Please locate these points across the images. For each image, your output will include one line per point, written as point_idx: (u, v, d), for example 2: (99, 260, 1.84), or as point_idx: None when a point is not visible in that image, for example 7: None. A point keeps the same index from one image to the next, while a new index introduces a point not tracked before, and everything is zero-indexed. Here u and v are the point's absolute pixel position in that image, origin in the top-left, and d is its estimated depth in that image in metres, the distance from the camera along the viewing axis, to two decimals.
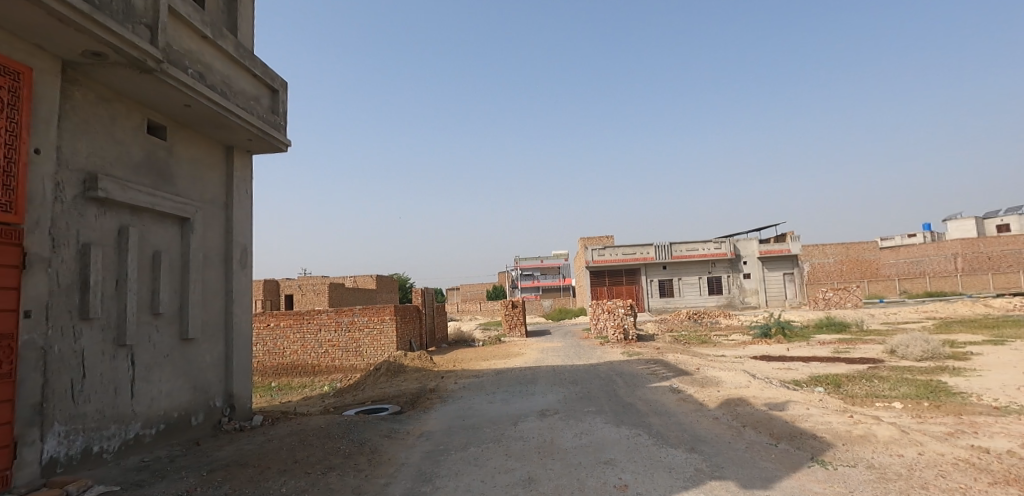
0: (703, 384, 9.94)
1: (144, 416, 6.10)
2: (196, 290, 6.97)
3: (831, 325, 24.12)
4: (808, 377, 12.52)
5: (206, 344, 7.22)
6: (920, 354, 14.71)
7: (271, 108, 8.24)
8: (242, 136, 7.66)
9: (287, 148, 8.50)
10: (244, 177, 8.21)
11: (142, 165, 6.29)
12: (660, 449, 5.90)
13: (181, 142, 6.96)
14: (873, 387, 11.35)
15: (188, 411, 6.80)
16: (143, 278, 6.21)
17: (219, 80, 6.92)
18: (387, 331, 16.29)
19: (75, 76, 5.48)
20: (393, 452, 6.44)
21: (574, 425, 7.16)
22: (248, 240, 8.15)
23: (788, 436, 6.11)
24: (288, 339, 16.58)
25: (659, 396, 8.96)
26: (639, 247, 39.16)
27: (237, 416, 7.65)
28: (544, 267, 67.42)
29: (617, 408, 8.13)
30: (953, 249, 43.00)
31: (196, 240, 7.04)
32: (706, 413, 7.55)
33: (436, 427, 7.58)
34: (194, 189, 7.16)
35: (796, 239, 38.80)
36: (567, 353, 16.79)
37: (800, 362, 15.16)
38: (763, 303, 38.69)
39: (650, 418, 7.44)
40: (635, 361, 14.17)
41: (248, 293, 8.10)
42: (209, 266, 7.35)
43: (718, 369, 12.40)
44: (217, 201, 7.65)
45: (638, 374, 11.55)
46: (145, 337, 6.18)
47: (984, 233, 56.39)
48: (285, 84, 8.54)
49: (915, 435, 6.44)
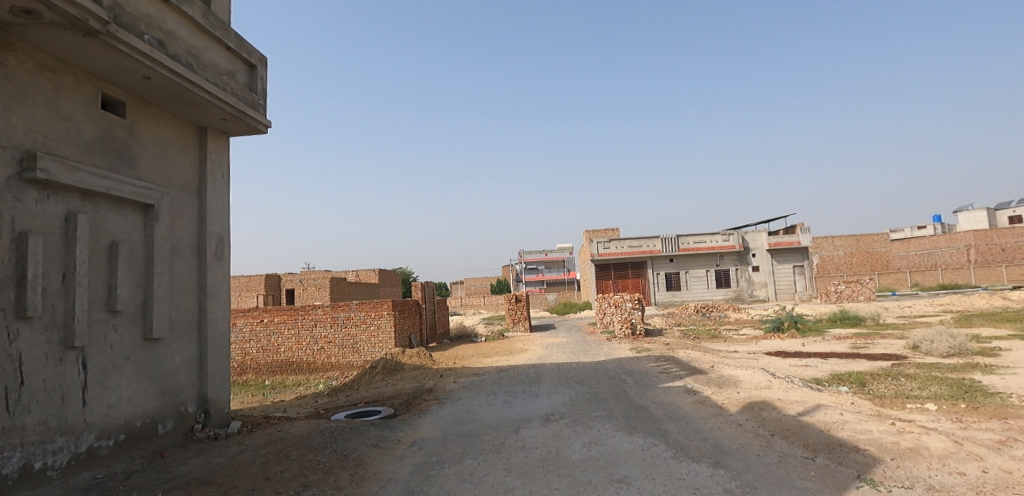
0: (721, 384, 9.24)
1: (100, 426, 5.44)
2: (163, 286, 6.28)
3: (846, 320, 23.29)
4: (830, 375, 11.79)
5: (176, 344, 6.54)
6: (946, 351, 13.91)
7: (249, 85, 7.54)
8: (215, 115, 6.96)
9: (268, 130, 7.79)
10: (220, 161, 7.52)
11: (96, 145, 5.60)
12: (681, 463, 5.20)
13: (144, 121, 6.27)
14: (901, 386, 10.60)
15: (155, 419, 6.14)
16: (96, 271, 5.52)
17: (184, 50, 6.22)
18: (385, 327, 15.61)
19: (8, 40, 4.81)
20: (380, 464, 5.77)
21: (583, 432, 6.45)
22: (224, 229, 7.45)
23: (825, 449, 5.39)
24: (282, 336, 15.95)
25: (673, 399, 8.23)
26: (645, 240, 38.40)
27: (212, 422, 6.98)
28: (548, 261, 67.08)
29: (629, 413, 7.40)
30: (967, 241, 41.71)
31: (162, 229, 6.34)
32: (728, 419, 6.82)
33: (430, 435, 6.88)
34: (160, 174, 6.47)
35: (807, 231, 37.91)
36: (573, 350, 16.04)
37: (819, 358, 14.40)
38: (772, 296, 37.88)
39: (666, 424, 6.73)
40: (646, 357, 13.45)
41: (226, 288, 7.42)
42: (177, 258, 6.66)
43: (733, 367, 11.67)
44: (189, 187, 6.97)
45: (648, 373, 10.82)
46: (100, 337, 5.50)
47: (996, 224, 55.19)
48: (264, 60, 7.84)
49: (970, 446, 5.73)
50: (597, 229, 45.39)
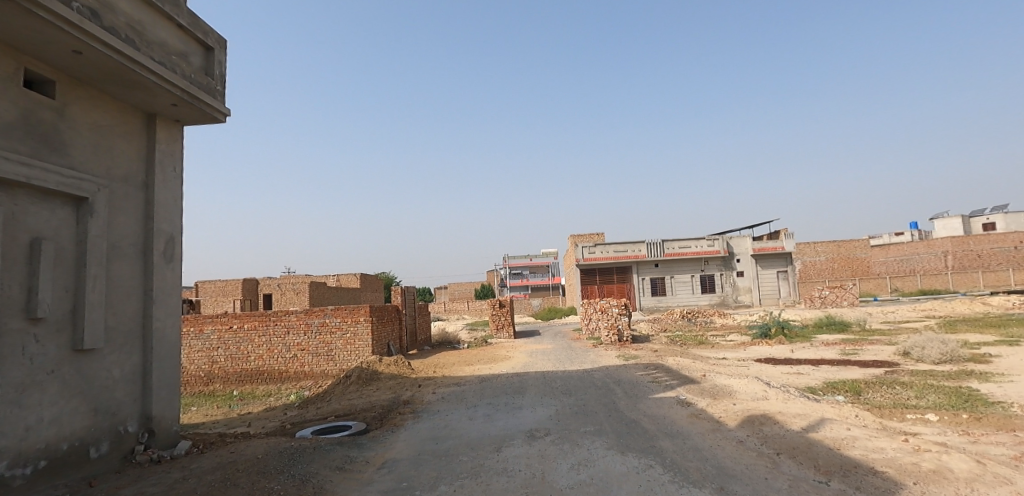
0: (715, 394, 8.71)
1: (15, 452, 4.76)
2: (97, 289, 5.62)
3: (832, 325, 23.03)
4: (824, 383, 11.34)
5: (114, 354, 5.84)
6: (938, 357, 13.58)
7: (204, 69, 6.87)
8: (164, 100, 6.28)
9: (226, 119, 7.11)
10: (172, 152, 6.82)
11: (17, 127, 4.95)
12: (681, 490, 4.65)
13: (78, 104, 5.60)
14: (897, 394, 10.16)
15: (86, 441, 5.45)
16: (13, 272, 4.89)
17: (124, 23, 5.58)
18: (362, 334, 14.84)
19: None
20: (342, 491, 5.11)
21: (570, 452, 5.86)
22: (175, 227, 6.74)
23: (839, 471, 4.87)
24: (253, 343, 15.11)
25: (667, 412, 7.65)
26: (630, 244, 38.05)
27: (156, 443, 6.27)
28: (533, 266, 66.58)
29: (620, 428, 6.80)
30: (944, 247, 42.34)
31: (98, 226, 5.67)
32: (726, 435, 6.28)
33: (402, 455, 6.22)
34: (98, 163, 5.80)
35: (790, 236, 37.90)
36: (558, 357, 15.45)
37: (810, 365, 13.98)
38: (756, 301, 37.79)
39: (660, 441, 6.17)
40: (634, 365, 12.90)
41: (177, 292, 6.72)
42: (117, 258, 5.96)
43: (726, 375, 11.16)
44: (135, 179, 6.28)
45: (638, 382, 10.26)
46: (16, 349, 4.85)
47: (971, 231, 56.09)
48: (223, 43, 7.18)
49: (991, 464, 5.26)
50: (582, 234, 45.05)
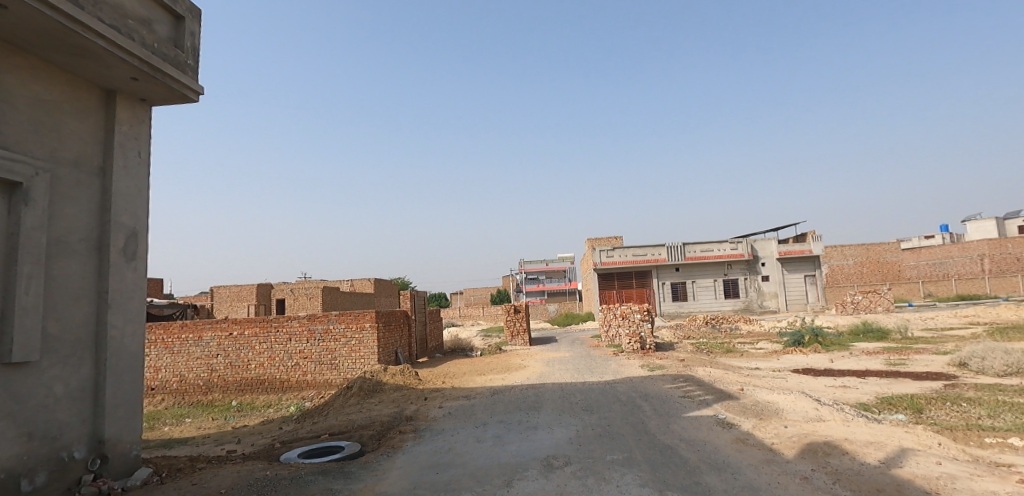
0: (760, 414, 7.60)
1: None
2: (33, 292, 4.74)
3: (869, 333, 21.49)
4: (877, 398, 10.06)
5: (55, 368, 4.97)
6: (1002, 369, 12.16)
7: (173, 40, 6.01)
8: (122, 73, 5.42)
9: (199, 98, 6.25)
10: (137, 136, 5.96)
11: None
12: None
13: (13, 73, 4.76)
14: (966, 412, 8.88)
15: (16, 472, 4.58)
16: None
17: None
18: (368, 341, 13.91)
19: None
20: None
21: (596, 490, 4.82)
22: (139, 222, 5.87)
23: None
24: (253, 351, 14.28)
25: (707, 436, 6.54)
26: (650, 248, 36.75)
27: (110, 471, 5.39)
28: (550, 271, 65.34)
29: (654, 457, 5.73)
30: (980, 250, 39.84)
31: (35, 217, 4.80)
32: (786, 469, 5.18)
33: (395, 488, 5.25)
34: (39, 144, 4.95)
35: (818, 239, 36.30)
36: (577, 367, 14.35)
37: (856, 377, 12.64)
38: (783, 307, 36.18)
39: (705, 476, 5.10)
40: (660, 377, 11.76)
41: (139, 295, 5.83)
42: (62, 256, 5.08)
43: (766, 389, 9.97)
44: (88, 165, 5.42)
45: (668, 398, 9.13)
46: None
47: (1007, 234, 53.41)
48: (195, 12, 6.33)
49: None
50: (600, 238, 43.93)
